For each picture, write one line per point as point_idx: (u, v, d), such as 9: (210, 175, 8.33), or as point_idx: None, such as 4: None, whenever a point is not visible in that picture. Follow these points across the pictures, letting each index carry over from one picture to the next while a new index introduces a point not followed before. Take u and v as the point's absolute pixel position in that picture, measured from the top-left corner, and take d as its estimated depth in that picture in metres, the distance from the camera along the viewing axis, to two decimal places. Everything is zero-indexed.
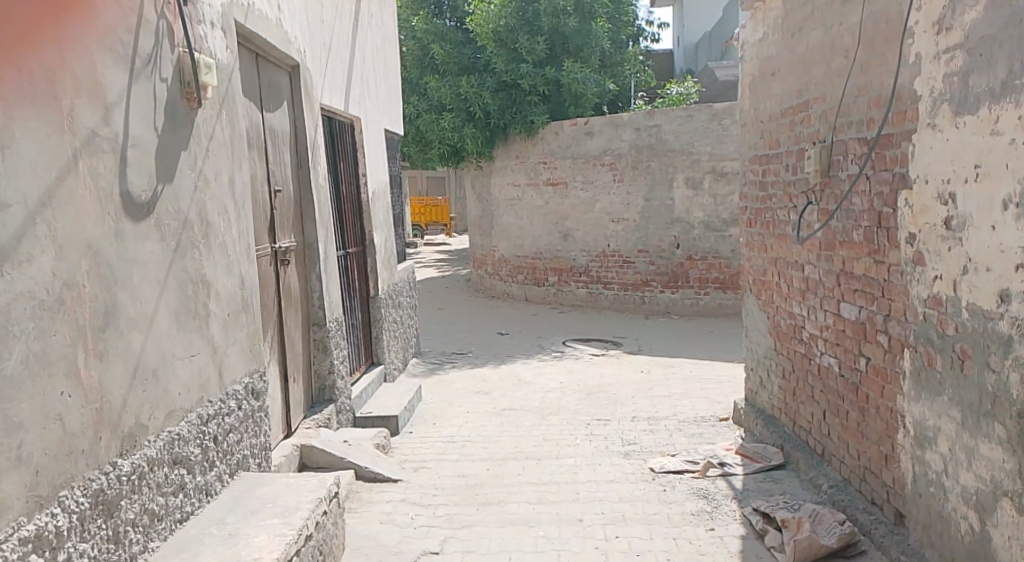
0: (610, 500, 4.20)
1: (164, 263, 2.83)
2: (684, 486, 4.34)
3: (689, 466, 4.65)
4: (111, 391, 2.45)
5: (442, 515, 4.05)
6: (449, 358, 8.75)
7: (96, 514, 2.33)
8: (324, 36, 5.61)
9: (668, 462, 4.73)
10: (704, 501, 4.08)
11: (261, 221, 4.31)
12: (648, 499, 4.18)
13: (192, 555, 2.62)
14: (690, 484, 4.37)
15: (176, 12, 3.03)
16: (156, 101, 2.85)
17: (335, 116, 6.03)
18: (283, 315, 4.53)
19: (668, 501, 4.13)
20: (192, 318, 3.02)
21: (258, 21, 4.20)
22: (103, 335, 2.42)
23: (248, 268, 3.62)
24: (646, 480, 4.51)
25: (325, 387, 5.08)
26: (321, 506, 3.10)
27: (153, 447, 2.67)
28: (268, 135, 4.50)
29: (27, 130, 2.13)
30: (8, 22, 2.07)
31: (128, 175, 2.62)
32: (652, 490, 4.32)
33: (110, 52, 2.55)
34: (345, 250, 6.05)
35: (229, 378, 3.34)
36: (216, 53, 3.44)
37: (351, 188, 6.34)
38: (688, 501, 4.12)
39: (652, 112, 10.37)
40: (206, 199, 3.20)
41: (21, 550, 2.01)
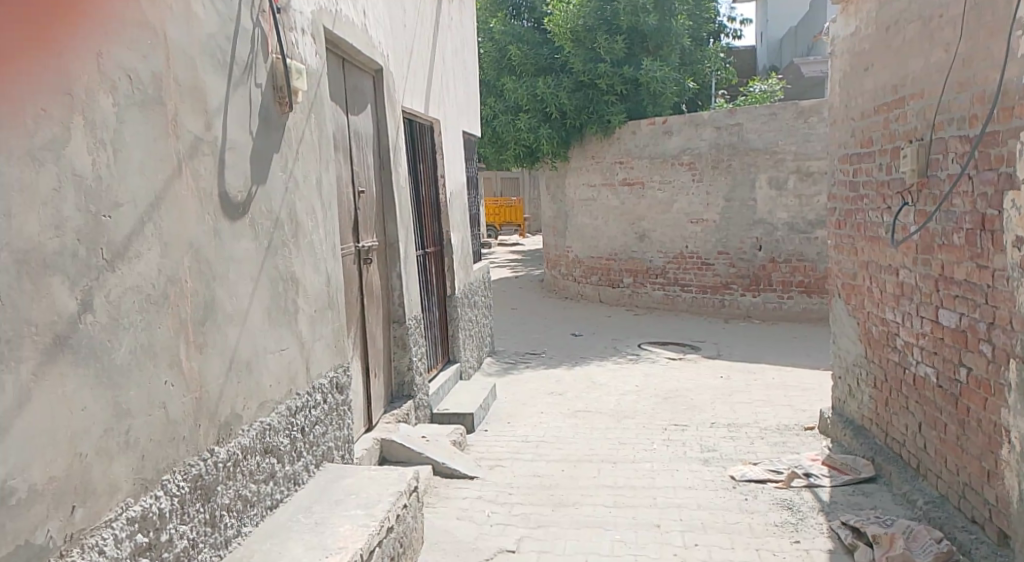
0: (688, 507, 4.16)
1: (258, 261, 2.94)
2: (766, 496, 4.26)
3: (772, 475, 4.54)
4: (209, 382, 2.56)
5: (517, 513, 4.08)
6: (523, 358, 8.80)
7: (195, 498, 2.44)
8: (405, 39, 5.72)
9: (750, 471, 4.64)
10: (789, 511, 3.99)
11: (346, 221, 4.42)
12: (727, 507, 4.11)
13: (281, 541, 2.72)
14: (773, 494, 4.28)
15: (271, 21, 3.15)
16: (252, 105, 2.96)
17: (415, 118, 6.13)
18: (365, 312, 4.65)
19: (750, 510, 4.06)
20: (282, 313, 3.14)
21: (345, 28, 4.33)
22: (203, 328, 2.54)
23: (334, 266, 3.73)
24: (727, 488, 4.44)
25: (404, 383, 5.18)
26: (402, 499, 3.17)
27: (246, 436, 2.79)
28: (353, 138, 4.62)
29: (136, 134, 2.22)
30: (117, 30, 2.15)
31: (226, 175, 2.73)
32: (732, 499, 4.25)
33: (210, 58, 2.67)
34: (423, 250, 6.15)
35: (316, 371, 3.46)
36: (307, 59, 3.57)
37: (430, 189, 6.44)
38: (771, 511, 4.03)
39: (734, 111, 10.18)
40: (297, 200, 3.32)
41: (128, 529, 2.11)
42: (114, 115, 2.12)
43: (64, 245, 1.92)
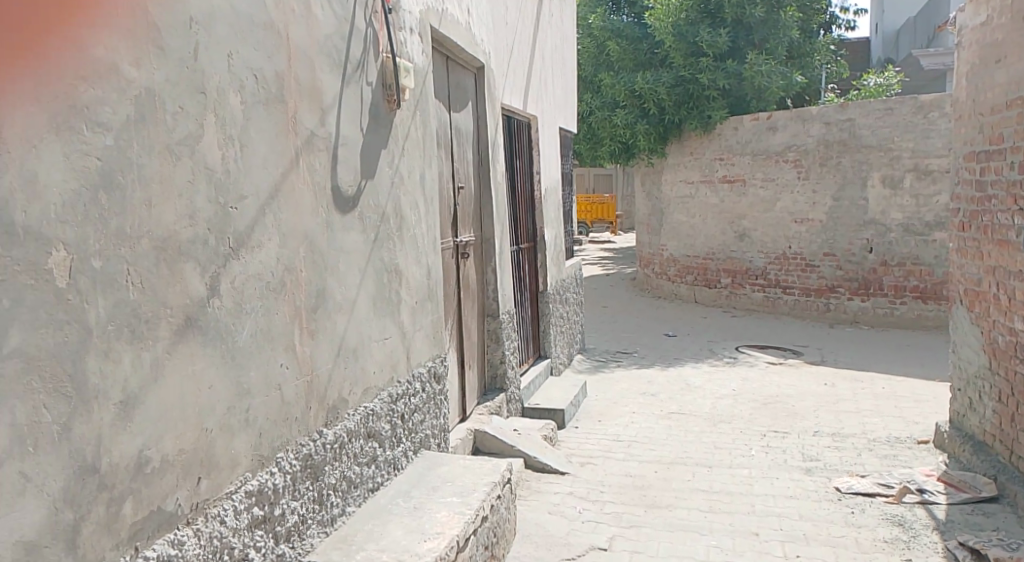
0: (788, 517, 4.07)
1: (365, 253, 3.06)
2: (875, 510, 4.13)
3: (882, 489, 4.39)
4: (320, 367, 2.70)
5: (610, 512, 4.10)
6: (614, 357, 8.76)
7: (305, 476, 2.57)
8: (507, 36, 5.79)
9: (857, 483, 4.50)
10: (900, 528, 3.86)
11: (446, 215, 4.53)
12: (832, 520, 4.01)
13: (382, 523, 2.82)
14: (882, 509, 4.14)
15: (382, 21, 3.27)
16: (363, 103, 3.08)
17: (513, 115, 6.19)
18: (461, 305, 4.74)
19: (857, 524, 3.95)
20: (386, 304, 3.26)
21: (451, 26, 4.43)
22: (315, 316, 2.67)
23: (434, 260, 3.83)
24: (831, 500, 4.32)
25: (497, 376, 5.27)
26: (496, 490, 3.23)
27: (351, 420, 2.91)
28: (455, 134, 4.72)
29: (259, 131, 2.35)
30: (240, 31, 2.26)
31: (339, 170, 2.86)
32: (837, 511, 4.14)
33: (327, 58, 2.80)
34: (518, 246, 6.21)
35: (415, 361, 3.57)
36: (414, 57, 3.68)
37: (526, 186, 6.50)
38: (880, 527, 3.91)
39: (846, 106, 9.82)
40: (401, 195, 3.44)
41: (246, 502, 2.24)
42: (241, 114, 2.25)
43: (196, 234, 2.04)
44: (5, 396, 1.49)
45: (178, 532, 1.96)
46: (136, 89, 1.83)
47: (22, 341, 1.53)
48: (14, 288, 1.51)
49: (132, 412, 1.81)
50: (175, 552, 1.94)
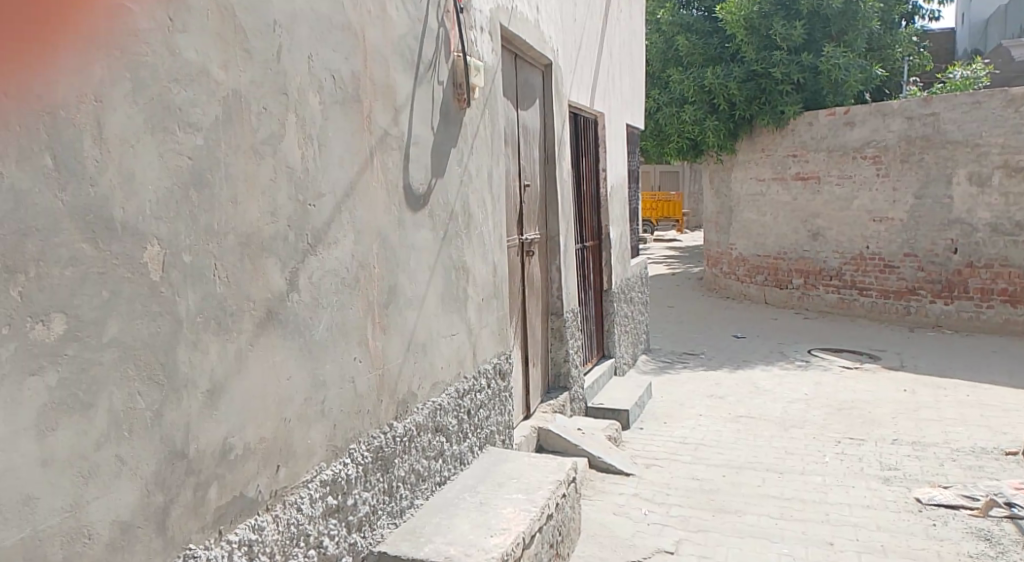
0: (865, 527, 3.97)
1: (435, 250, 3.11)
2: (958, 523, 4.00)
3: (967, 502, 4.25)
4: (391, 361, 2.76)
5: (676, 515, 4.07)
6: (680, 358, 8.67)
7: (376, 467, 2.63)
8: (575, 33, 5.78)
9: (940, 495, 4.37)
10: (987, 543, 3.73)
11: (512, 213, 4.56)
12: (913, 532, 3.90)
13: (448, 517, 2.87)
14: (967, 523, 4.01)
15: (454, 20, 3.32)
16: (434, 102, 3.13)
17: (580, 111, 6.18)
18: (526, 302, 4.77)
19: (940, 538, 3.83)
20: (454, 301, 3.30)
21: (520, 24, 4.46)
22: (387, 311, 2.73)
23: (500, 257, 3.87)
24: (911, 511, 4.20)
25: (561, 374, 5.28)
26: (561, 488, 3.24)
27: (420, 414, 2.96)
28: (522, 132, 4.75)
29: (337, 130, 2.42)
30: (319, 32, 2.32)
31: (411, 168, 2.91)
32: (918, 523, 4.02)
33: (401, 58, 2.85)
34: (582, 244, 6.20)
35: (481, 357, 3.60)
36: (484, 56, 3.71)
37: (591, 183, 6.49)
38: (965, 541, 3.78)
39: (929, 100, 9.47)
40: (469, 192, 3.48)
41: (321, 491, 2.31)
42: (320, 114, 2.32)
43: (278, 230, 2.11)
44: (104, 381, 1.57)
45: (258, 518, 2.04)
46: (224, 90, 1.91)
47: (120, 331, 1.60)
48: (114, 281, 1.59)
49: (217, 400, 1.88)
50: (256, 536, 2.01)
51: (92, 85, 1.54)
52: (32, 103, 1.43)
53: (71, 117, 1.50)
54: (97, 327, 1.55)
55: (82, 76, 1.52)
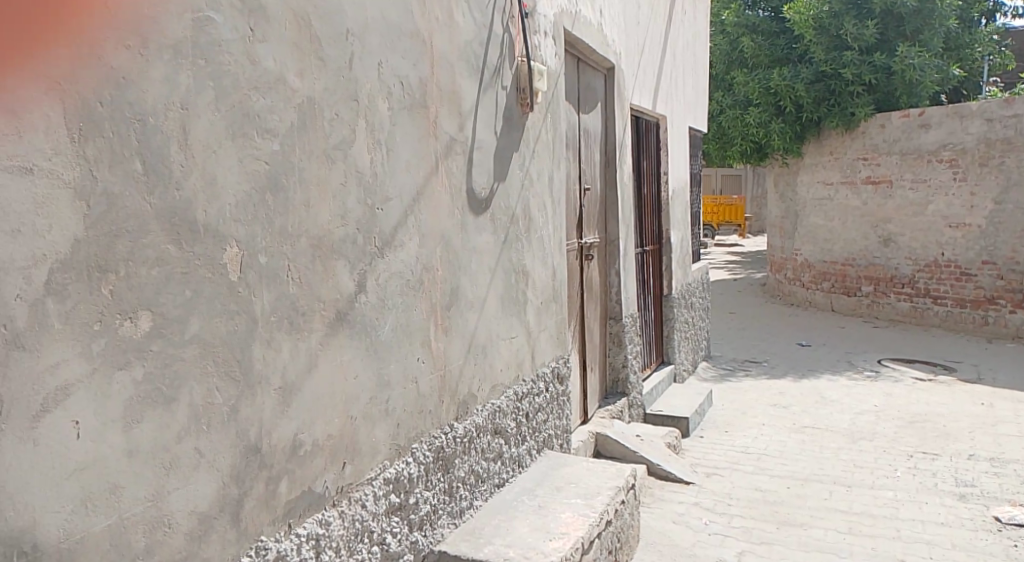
0: (939, 545, 3.86)
1: (495, 253, 3.14)
2: None
3: None
4: (452, 363, 2.79)
5: (738, 526, 4.01)
6: (742, 365, 8.54)
7: (437, 467, 2.67)
8: (638, 35, 5.76)
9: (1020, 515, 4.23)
10: None
11: (572, 217, 4.57)
12: (991, 553, 3.78)
13: (507, 519, 2.89)
14: None
15: (519, 26, 3.35)
16: (498, 106, 3.16)
17: (642, 115, 6.15)
18: (584, 306, 4.76)
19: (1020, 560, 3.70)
20: (514, 304, 3.33)
21: (584, 28, 4.46)
22: (449, 313, 2.77)
23: (560, 261, 3.87)
24: (989, 530, 4.06)
25: (619, 380, 5.25)
26: (620, 494, 3.23)
27: (479, 415, 2.99)
28: (583, 135, 4.75)
29: (404, 135, 2.46)
30: (388, 40, 2.37)
31: (474, 173, 2.95)
32: (997, 543, 3.89)
33: (466, 63, 2.89)
34: (642, 248, 6.16)
35: (539, 361, 3.62)
36: (547, 60, 3.73)
37: (652, 187, 6.44)
38: None
39: (1010, 100, 9.11)
40: (530, 196, 3.50)
41: (385, 489, 2.36)
42: (388, 119, 2.37)
43: (347, 233, 2.17)
44: (185, 377, 1.63)
45: (325, 513, 2.09)
46: (299, 97, 1.97)
47: (201, 328, 1.67)
48: (196, 280, 1.65)
49: (290, 398, 1.94)
50: (323, 531, 2.06)
51: (178, 93, 1.61)
52: (125, 110, 1.49)
53: (160, 123, 1.56)
54: (180, 324, 1.62)
55: (169, 84, 1.58)
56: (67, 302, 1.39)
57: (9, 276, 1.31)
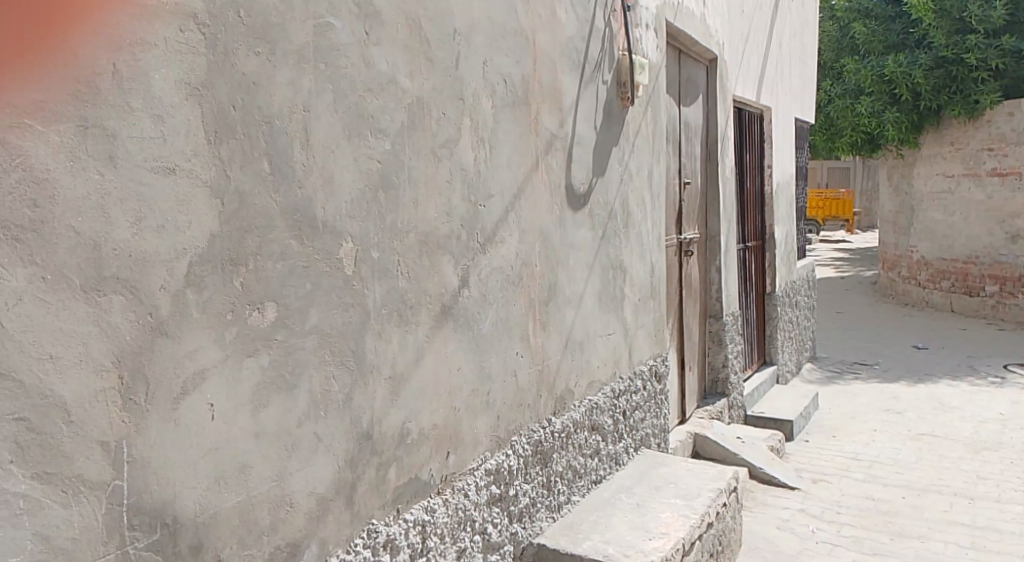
0: None
1: (593, 249, 3.14)
2: None
3: None
4: (550, 358, 2.82)
5: (848, 535, 3.88)
6: (852, 368, 8.22)
7: (536, 460, 2.71)
8: (743, 25, 5.62)
9: None
10: None
11: (671, 212, 4.52)
12: None
13: (605, 516, 2.90)
14: None
15: (620, 20, 3.34)
16: (598, 101, 3.16)
17: (745, 106, 6.00)
18: (683, 303, 4.70)
19: None
20: (612, 301, 3.33)
21: (686, 20, 4.40)
22: (548, 309, 2.80)
23: (658, 258, 3.84)
24: None
25: (719, 380, 5.17)
26: (722, 497, 3.19)
27: (577, 411, 3.02)
28: (684, 129, 4.68)
29: (507, 133, 2.51)
30: (493, 38, 2.42)
31: (574, 169, 2.97)
32: None
33: (568, 59, 2.91)
34: (744, 244, 6.03)
35: (637, 358, 3.61)
36: (648, 53, 3.70)
37: (755, 181, 6.29)
38: None
39: None
40: (629, 192, 3.49)
41: (486, 479, 2.41)
42: (492, 117, 2.42)
43: (452, 229, 2.23)
44: (306, 365, 1.72)
45: (430, 500, 2.16)
46: (409, 97, 2.03)
47: (320, 319, 1.75)
48: (316, 274, 1.74)
49: (399, 388, 2.02)
50: (429, 517, 2.13)
51: (302, 96, 1.70)
52: (255, 114, 1.58)
53: (285, 126, 1.66)
54: (301, 315, 1.71)
55: (294, 88, 1.67)
56: (205, 293, 1.49)
57: (155, 267, 1.39)
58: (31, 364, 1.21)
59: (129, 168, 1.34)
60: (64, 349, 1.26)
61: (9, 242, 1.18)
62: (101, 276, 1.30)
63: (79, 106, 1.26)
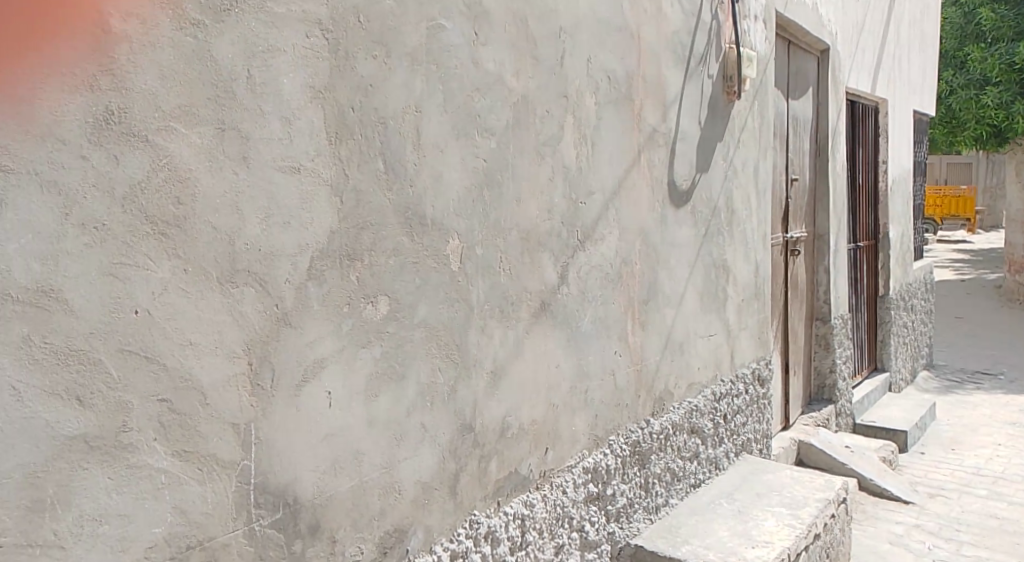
0: None
1: (695, 247, 3.10)
2: None
3: None
4: (649, 358, 2.81)
5: (968, 555, 3.68)
6: (972, 377, 7.76)
7: (633, 461, 2.70)
8: (857, 14, 5.40)
9: None
10: None
11: (778, 210, 4.39)
12: None
13: (705, 521, 2.86)
14: None
15: (728, 12, 3.28)
16: (703, 96, 3.12)
17: (858, 99, 5.77)
18: (789, 305, 4.57)
19: None
20: (713, 300, 3.27)
21: (797, 10, 4.27)
22: (647, 308, 2.78)
23: (763, 257, 3.75)
24: None
25: (825, 386, 4.99)
26: (831, 507, 3.09)
27: (676, 413, 2.99)
28: (792, 123, 4.54)
29: (609, 130, 2.51)
30: (598, 34, 2.42)
31: (676, 165, 2.93)
32: None
33: (673, 54, 2.88)
34: (856, 244, 5.80)
35: (739, 361, 3.54)
36: (757, 45, 3.61)
37: (868, 178, 6.04)
38: None
39: None
40: (734, 189, 3.42)
41: (584, 477, 2.42)
42: (595, 114, 2.42)
43: (553, 226, 2.25)
44: (413, 358, 1.78)
45: (529, 495, 2.19)
46: (515, 96, 2.07)
47: (427, 313, 1.81)
48: (424, 269, 1.80)
49: (500, 383, 2.06)
50: (527, 512, 2.16)
51: (414, 97, 1.75)
52: (371, 116, 1.65)
53: (398, 126, 1.71)
54: (410, 309, 1.77)
55: (407, 90, 1.73)
56: (325, 286, 1.56)
57: (281, 261, 1.47)
58: (174, 350, 1.30)
59: (260, 168, 1.42)
60: (202, 336, 1.34)
61: (157, 237, 1.27)
62: (234, 269, 1.39)
63: (217, 110, 1.34)
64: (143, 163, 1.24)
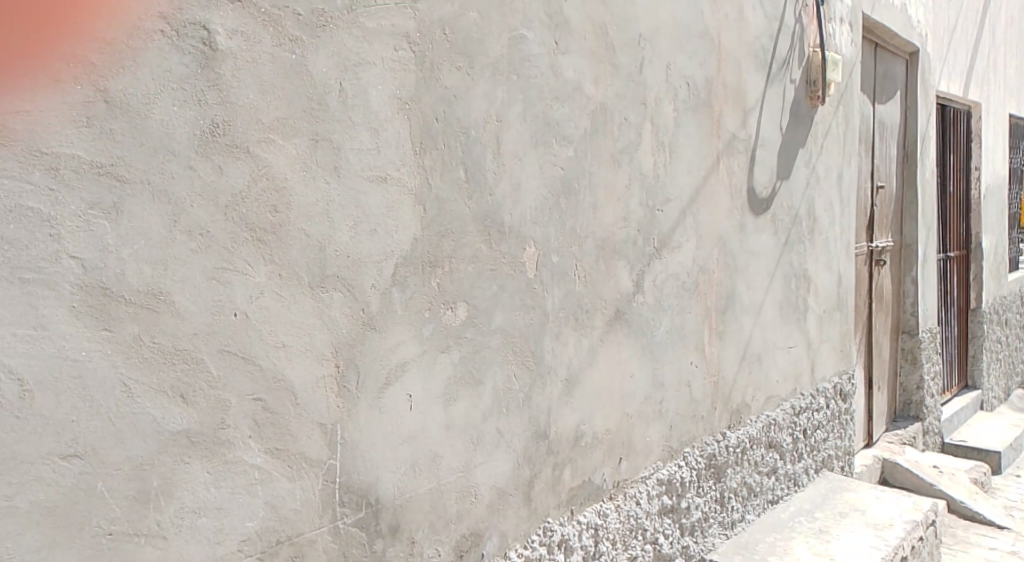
0: None
1: (775, 256, 3.04)
2: None
3: None
4: (726, 369, 2.76)
5: None
6: None
7: (709, 474, 2.66)
8: (950, 14, 5.21)
9: None
10: None
11: (862, 217, 4.27)
12: None
13: (783, 538, 2.79)
14: None
15: (812, 15, 3.22)
16: (785, 102, 3.06)
17: (950, 103, 5.55)
18: (873, 317, 4.43)
19: None
20: (794, 311, 3.20)
21: (884, 12, 4.15)
22: (724, 317, 2.74)
23: (846, 267, 3.65)
24: None
25: (912, 402, 4.81)
26: (918, 531, 2.97)
27: (754, 426, 2.93)
28: (879, 128, 4.41)
29: (687, 137, 2.49)
30: (678, 40, 2.41)
31: (756, 172, 2.89)
32: None
33: (755, 59, 2.84)
34: (946, 255, 5.57)
35: (820, 375, 3.44)
36: (842, 49, 3.52)
37: (959, 186, 5.80)
38: None
39: None
40: (816, 196, 3.34)
41: (658, 488, 2.40)
42: (673, 120, 2.41)
43: (629, 234, 2.25)
44: (490, 363, 1.80)
45: (603, 505, 2.18)
46: (593, 103, 2.08)
47: (504, 320, 1.83)
48: (502, 276, 1.82)
49: (574, 390, 2.06)
50: (601, 521, 2.16)
51: (496, 107, 1.79)
52: (454, 126, 1.68)
53: (479, 135, 1.75)
54: (487, 315, 1.79)
55: (488, 99, 1.76)
56: (407, 292, 1.60)
57: (368, 267, 1.52)
58: (268, 351, 1.36)
59: (350, 177, 1.47)
60: (294, 338, 1.40)
61: (255, 243, 1.33)
62: (324, 274, 1.44)
63: (311, 122, 1.40)
64: (244, 173, 1.31)
